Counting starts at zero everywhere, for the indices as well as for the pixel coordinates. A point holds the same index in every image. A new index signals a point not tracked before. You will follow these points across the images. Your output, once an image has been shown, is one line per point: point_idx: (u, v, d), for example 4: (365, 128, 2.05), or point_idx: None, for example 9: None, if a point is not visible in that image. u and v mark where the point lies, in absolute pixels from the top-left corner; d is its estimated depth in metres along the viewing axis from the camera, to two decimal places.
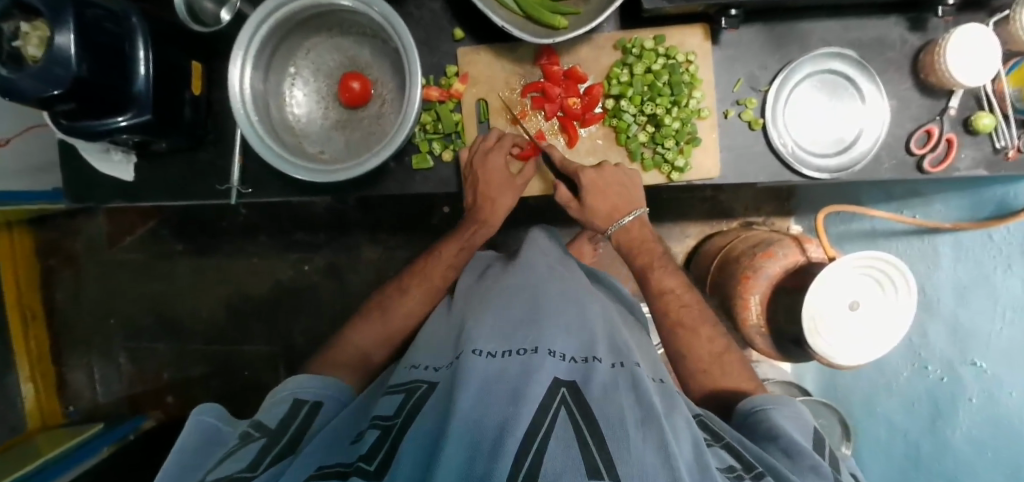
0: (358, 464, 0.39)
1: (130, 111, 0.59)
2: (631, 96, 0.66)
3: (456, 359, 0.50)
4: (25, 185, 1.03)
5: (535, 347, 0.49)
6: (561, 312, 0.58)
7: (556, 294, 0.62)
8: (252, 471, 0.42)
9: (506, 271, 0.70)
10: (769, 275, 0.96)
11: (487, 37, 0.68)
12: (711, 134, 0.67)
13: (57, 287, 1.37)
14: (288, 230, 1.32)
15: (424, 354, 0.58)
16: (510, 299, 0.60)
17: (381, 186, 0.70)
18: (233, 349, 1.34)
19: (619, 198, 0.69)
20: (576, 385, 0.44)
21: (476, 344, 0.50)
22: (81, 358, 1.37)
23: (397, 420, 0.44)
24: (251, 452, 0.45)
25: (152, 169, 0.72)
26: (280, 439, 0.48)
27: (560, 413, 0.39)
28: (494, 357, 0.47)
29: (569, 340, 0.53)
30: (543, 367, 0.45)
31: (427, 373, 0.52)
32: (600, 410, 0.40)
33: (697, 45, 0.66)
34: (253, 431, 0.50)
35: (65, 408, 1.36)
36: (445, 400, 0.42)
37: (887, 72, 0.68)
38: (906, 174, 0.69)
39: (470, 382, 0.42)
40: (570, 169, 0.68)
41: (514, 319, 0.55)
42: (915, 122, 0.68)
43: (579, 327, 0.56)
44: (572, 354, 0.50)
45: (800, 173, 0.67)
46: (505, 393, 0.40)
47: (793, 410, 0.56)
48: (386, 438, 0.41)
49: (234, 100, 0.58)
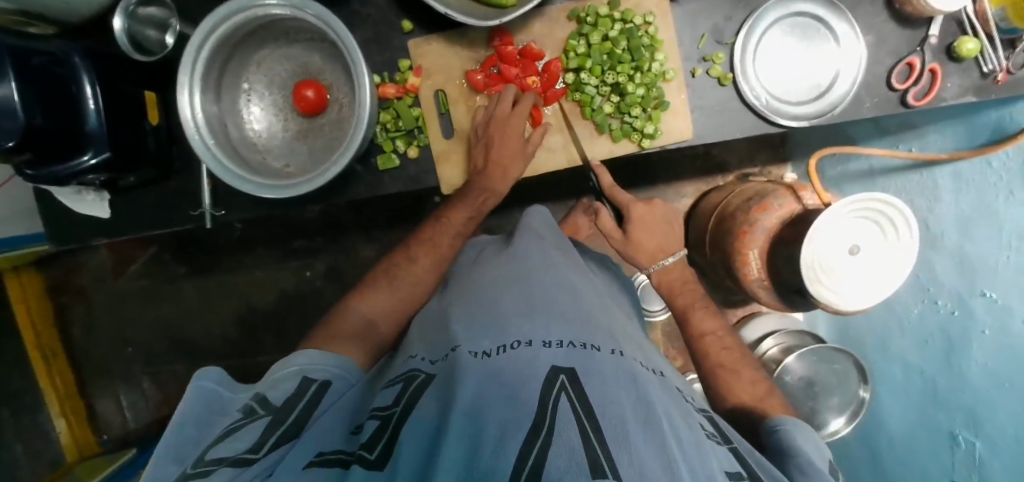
0: (358, 452, 0.39)
1: (92, 150, 0.58)
2: (591, 67, 0.63)
3: (451, 353, 0.49)
4: (22, 229, 1.04)
5: (530, 340, 0.47)
6: (556, 299, 0.57)
7: (548, 280, 0.61)
8: (256, 453, 0.42)
9: (495, 261, 0.69)
10: (766, 228, 0.94)
11: (435, 26, 0.66)
12: (679, 96, 0.64)
13: (72, 322, 1.41)
14: (283, 238, 1.33)
15: (421, 344, 0.57)
16: (504, 289, 0.59)
17: (352, 191, 0.69)
18: (249, 361, 1.38)
19: (665, 234, 0.81)
20: (575, 373, 0.43)
21: (472, 341, 0.49)
22: (106, 387, 1.41)
23: (395, 408, 0.44)
24: (257, 430, 0.46)
25: (128, 204, 0.73)
26: (285, 418, 0.48)
27: (561, 400, 0.38)
28: (489, 356, 0.45)
29: (564, 326, 0.51)
30: (539, 359, 0.44)
31: (424, 364, 0.51)
32: (599, 402, 0.39)
33: (654, 4, 0.63)
34: (258, 408, 0.50)
35: (98, 437, 1.41)
36: (444, 394, 0.41)
37: (859, 6, 0.65)
38: (890, 111, 0.66)
39: (469, 381, 0.41)
40: (620, 201, 0.82)
41: (507, 309, 0.54)
42: (895, 56, 0.65)
43: (574, 312, 0.55)
44: (569, 339, 0.48)
45: (777, 124, 0.64)
46: (506, 390, 0.39)
47: (809, 429, 0.57)
48: (385, 428, 0.41)
49: (186, 126, 0.57)
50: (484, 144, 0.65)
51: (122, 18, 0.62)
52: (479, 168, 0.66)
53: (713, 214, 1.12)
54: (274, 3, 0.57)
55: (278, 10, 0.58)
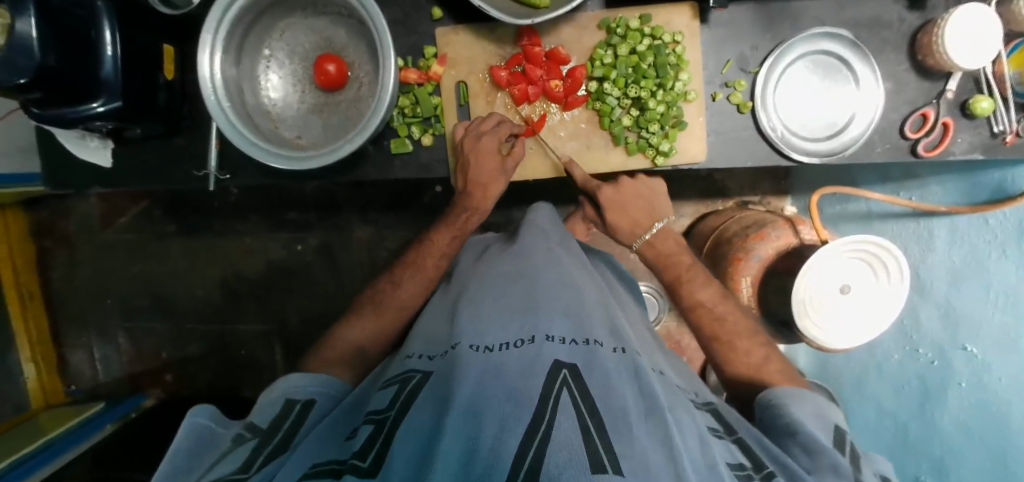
0: (352, 461, 0.39)
1: (104, 96, 0.57)
2: (615, 79, 0.63)
3: (451, 350, 0.49)
4: (15, 167, 1.02)
5: (533, 336, 0.47)
6: (562, 296, 0.57)
7: (552, 278, 0.60)
8: (246, 471, 0.42)
9: (497, 259, 0.69)
10: (761, 257, 0.96)
11: (466, 17, 0.65)
12: (698, 117, 0.64)
13: (52, 267, 1.38)
14: (279, 209, 1.31)
15: (423, 342, 0.57)
16: (508, 285, 0.59)
17: (360, 171, 0.68)
18: (228, 327, 1.36)
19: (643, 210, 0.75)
20: (577, 368, 0.43)
21: (471, 336, 0.50)
22: (80, 337, 1.39)
23: (390, 412, 0.44)
24: (243, 452, 0.46)
25: (131, 156, 0.71)
26: (272, 437, 0.48)
27: (562, 396, 0.39)
28: (490, 351, 0.46)
29: (567, 322, 0.51)
30: (542, 354, 0.44)
31: (422, 362, 0.52)
32: (600, 398, 0.40)
33: (684, 24, 0.63)
34: (245, 434, 0.50)
35: (66, 386, 1.38)
36: (442, 393, 0.42)
37: (883, 52, 0.66)
38: (899, 158, 0.67)
39: (470, 377, 0.42)
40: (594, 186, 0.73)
41: (509, 306, 0.54)
42: (910, 106, 0.67)
43: (576, 310, 0.55)
44: (572, 336, 0.49)
45: (789, 158, 0.65)
46: (504, 387, 0.39)
47: (813, 402, 0.57)
48: (379, 434, 0.41)
49: (204, 86, 0.57)
50: (461, 163, 0.65)
51: None
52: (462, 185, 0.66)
53: (710, 236, 1.13)
54: None
55: None
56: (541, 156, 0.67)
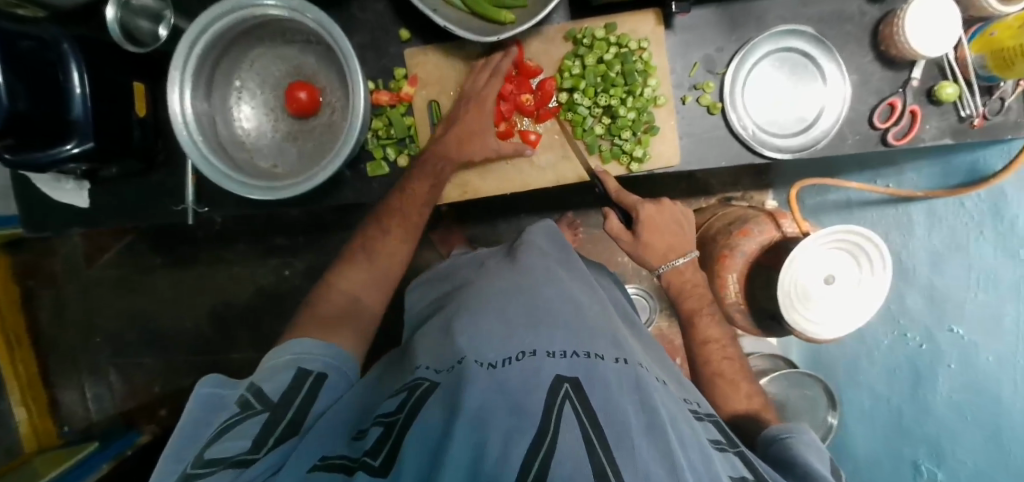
0: (364, 457, 0.39)
1: (80, 140, 0.58)
2: (584, 89, 0.63)
3: (459, 363, 0.47)
4: None
5: (534, 351, 0.48)
6: (558, 312, 0.57)
7: (551, 293, 0.61)
8: (256, 453, 0.42)
9: (494, 275, 0.67)
10: (745, 253, 0.97)
11: (434, 36, 0.66)
12: (669, 121, 0.65)
13: (39, 308, 1.36)
14: (265, 236, 1.31)
15: (429, 354, 0.53)
16: (506, 300, 0.58)
17: (339, 196, 0.68)
18: (220, 357, 1.35)
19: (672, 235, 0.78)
20: (579, 382, 0.43)
21: (480, 352, 0.48)
22: (71, 377, 1.37)
23: (399, 415, 0.42)
24: (252, 429, 0.44)
25: (108, 195, 0.71)
26: (284, 415, 0.46)
27: (564, 410, 0.38)
28: (494, 368, 0.44)
29: (568, 338, 0.51)
30: (543, 368, 0.44)
31: (429, 371, 0.49)
32: (602, 411, 0.39)
33: (650, 31, 0.64)
34: (256, 402, 0.48)
35: (59, 428, 1.36)
36: (448, 402, 0.40)
37: (847, 45, 0.67)
38: (871, 148, 0.69)
39: (473, 390, 0.40)
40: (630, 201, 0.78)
41: (510, 321, 0.53)
42: (878, 96, 0.68)
43: (578, 324, 0.55)
44: (573, 350, 0.48)
45: (762, 155, 0.66)
46: (505, 405, 0.39)
47: (818, 442, 0.57)
48: (390, 432, 0.40)
49: (176, 122, 0.57)
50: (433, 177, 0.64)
51: (115, 8, 0.63)
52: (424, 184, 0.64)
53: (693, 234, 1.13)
54: (270, 5, 0.57)
55: (274, 11, 0.58)
56: (517, 169, 0.68)
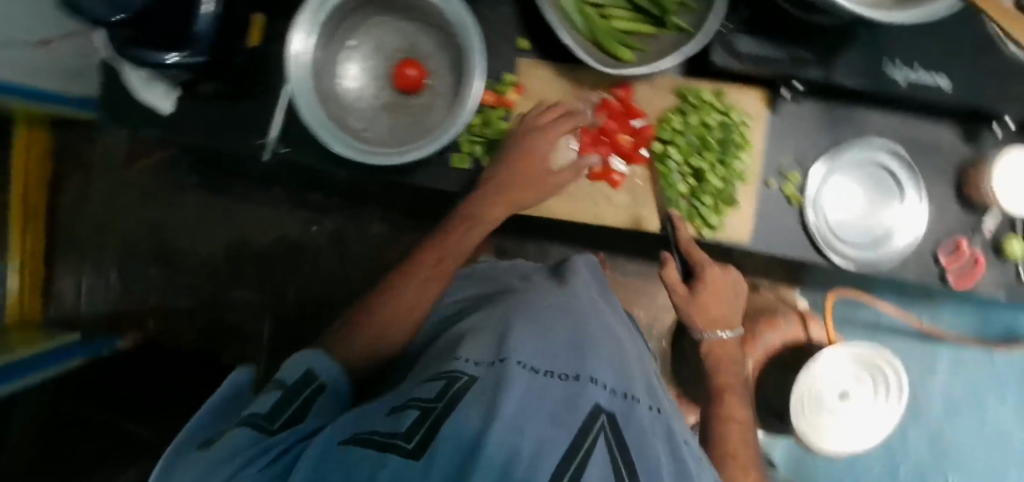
0: (399, 437, 0.36)
1: (184, 48, 0.57)
2: (681, 145, 0.64)
3: (497, 362, 0.47)
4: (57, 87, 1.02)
5: (578, 374, 0.47)
6: (605, 344, 0.56)
7: (598, 324, 0.61)
8: (269, 422, 0.40)
9: (532, 292, 0.66)
10: (766, 345, 0.98)
11: (549, 54, 0.67)
12: (750, 199, 0.66)
13: (63, 190, 1.35)
14: (302, 188, 1.31)
15: (472, 346, 0.53)
16: (552, 317, 0.58)
17: (412, 177, 0.68)
18: (222, 290, 1.35)
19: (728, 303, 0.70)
20: (615, 417, 0.43)
21: (522, 355, 0.48)
22: (71, 265, 1.36)
23: (437, 404, 0.41)
24: (264, 406, 0.43)
25: (194, 109, 0.72)
26: (292, 401, 0.45)
27: (601, 436, 0.39)
28: (538, 374, 0.45)
29: (611, 371, 0.51)
30: (585, 393, 0.44)
31: (468, 364, 0.48)
32: (635, 448, 0.40)
33: (754, 108, 0.66)
34: (268, 391, 0.46)
35: (45, 310, 1.35)
36: (490, 397, 0.40)
37: (931, 175, 0.69)
38: (927, 279, 0.69)
39: (514, 394, 0.40)
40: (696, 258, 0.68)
41: (557, 339, 0.53)
42: (946, 232, 0.69)
43: (621, 363, 0.55)
44: (613, 386, 0.48)
45: (827, 257, 0.67)
46: (546, 410, 0.39)
47: None
48: (427, 419, 0.38)
49: (290, 64, 0.58)
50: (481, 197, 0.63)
51: None
52: (497, 209, 0.63)
53: None
54: None
55: None
56: (593, 199, 0.68)
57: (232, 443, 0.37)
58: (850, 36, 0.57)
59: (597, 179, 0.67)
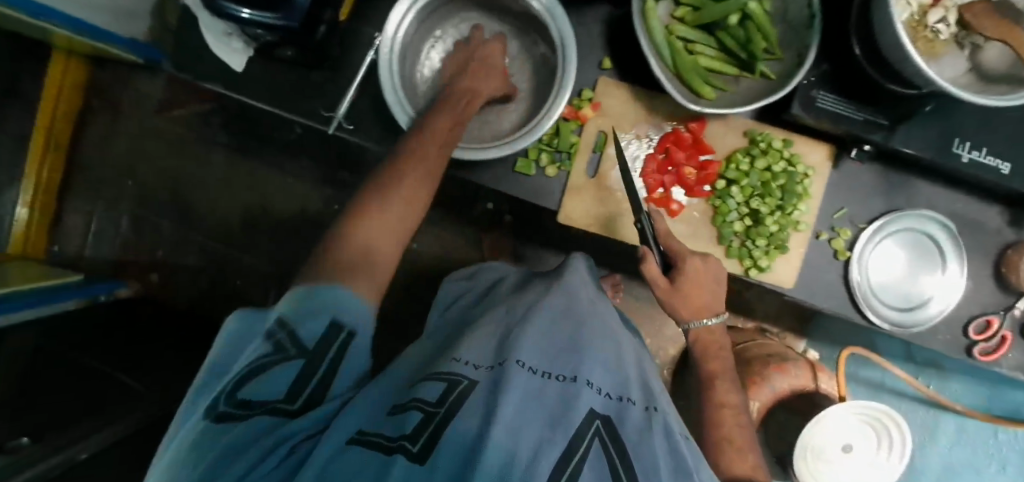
0: (400, 440, 0.33)
1: (276, 12, 0.57)
2: (744, 186, 0.66)
3: (495, 365, 0.43)
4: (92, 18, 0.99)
5: (575, 376, 0.43)
6: (604, 344, 0.51)
7: (599, 322, 0.56)
8: (290, 406, 0.36)
9: (538, 290, 0.61)
10: (775, 389, 0.95)
11: (630, 77, 0.68)
12: (800, 248, 0.67)
13: (89, 127, 1.33)
14: (332, 165, 1.29)
15: (468, 344, 0.49)
16: (550, 314, 0.53)
17: (474, 175, 0.68)
18: (234, 253, 1.32)
19: (705, 290, 0.63)
20: (611, 421, 0.39)
21: (520, 352, 0.44)
22: (85, 204, 1.33)
23: (440, 410, 0.36)
24: (283, 378, 0.36)
25: (264, 71, 0.72)
26: (319, 365, 0.39)
27: (594, 446, 0.35)
28: (536, 376, 0.41)
29: (608, 374, 0.47)
30: (580, 396, 0.40)
31: (468, 368, 0.43)
32: (636, 458, 0.37)
33: (818, 162, 0.67)
34: (286, 342, 0.38)
35: (50, 247, 1.32)
36: (486, 404, 0.36)
37: (973, 252, 0.71)
38: (955, 352, 0.71)
39: (510, 400, 0.36)
40: (673, 250, 0.62)
41: (552, 337, 0.49)
42: (979, 309, 0.71)
43: (618, 363, 0.50)
44: (608, 389, 0.44)
45: (865, 316, 0.68)
46: (540, 417, 0.36)
47: None
48: (432, 420, 0.34)
49: (382, 46, 0.58)
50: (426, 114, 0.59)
51: None
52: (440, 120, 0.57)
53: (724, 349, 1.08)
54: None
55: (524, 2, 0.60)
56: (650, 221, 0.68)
57: (250, 436, 0.32)
58: (925, 106, 0.59)
59: (656, 205, 0.67)
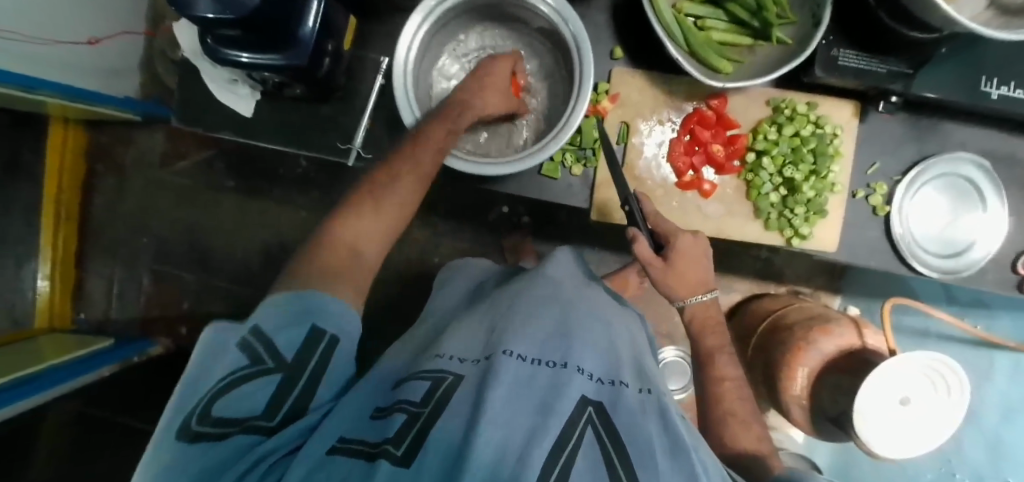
0: (386, 445, 0.30)
1: (282, 55, 0.56)
2: (774, 155, 0.65)
3: (485, 359, 0.40)
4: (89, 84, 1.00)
5: (566, 362, 0.40)
6: (593, 329, 0.48)
7: (588, 312, 0.51)
8: (268, 421, 0.32)
9: (521, 281, 0.58)
10: (822, 352, 0.91)
11: (645, 63, 0.68)
12: (839, 209, 0.66)
13: (96, 190, 1.33)
14: (342, 192, 1.28)
15: (457, 341, 0.46)
16: (539, 307, 0.50)
17: (500, 183, 0.68)
18: (257, 295, 1.32)
19: (696, 267, 0.60)
20: (604, 407, 0.36)
21: (509, 344, 0.41)
22: (103, 267, 1.34)
23: (425, 409, 0.34)
24: (264, 392, 0.33)
25: (273, 110, 0.71)
26: (303, 375, 0.35)
27: (588, 432, 0.32)
28: (526, 364, 0.38)
29: (600, 358, 0.44)
30: (572, 383, 0.37)
31: (452, 362, 0.41)
32: (628, 439, 0.33)
33: (846, 119, 0.66)
34: (264, 358, 0.34)
35: (75, 314, 1.33)
36: (472, 402, 0.33)
37: (1012, 187, 0.69)
38: (1005, 290, 0.70)
39: (498, 394, 0.33)
40: (662, 230, 0.61)
41: (541, 324, 0.46)
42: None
43: (612, 349, 0.47)
44: (600, 374, 0.41)
45: (912, 267, 0.67)
46: (531, 402, 0.34)
47: None
48: (416, 423, 0.32)
49: (398, 69, 0.59)
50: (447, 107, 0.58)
51: None
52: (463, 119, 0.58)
53: (766, 320, 1.06)
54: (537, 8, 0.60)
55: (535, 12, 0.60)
56: (684, 206, 0.67)
57: (225, 457, 0.29)
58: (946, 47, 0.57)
59: (688, 189, 0.67)
